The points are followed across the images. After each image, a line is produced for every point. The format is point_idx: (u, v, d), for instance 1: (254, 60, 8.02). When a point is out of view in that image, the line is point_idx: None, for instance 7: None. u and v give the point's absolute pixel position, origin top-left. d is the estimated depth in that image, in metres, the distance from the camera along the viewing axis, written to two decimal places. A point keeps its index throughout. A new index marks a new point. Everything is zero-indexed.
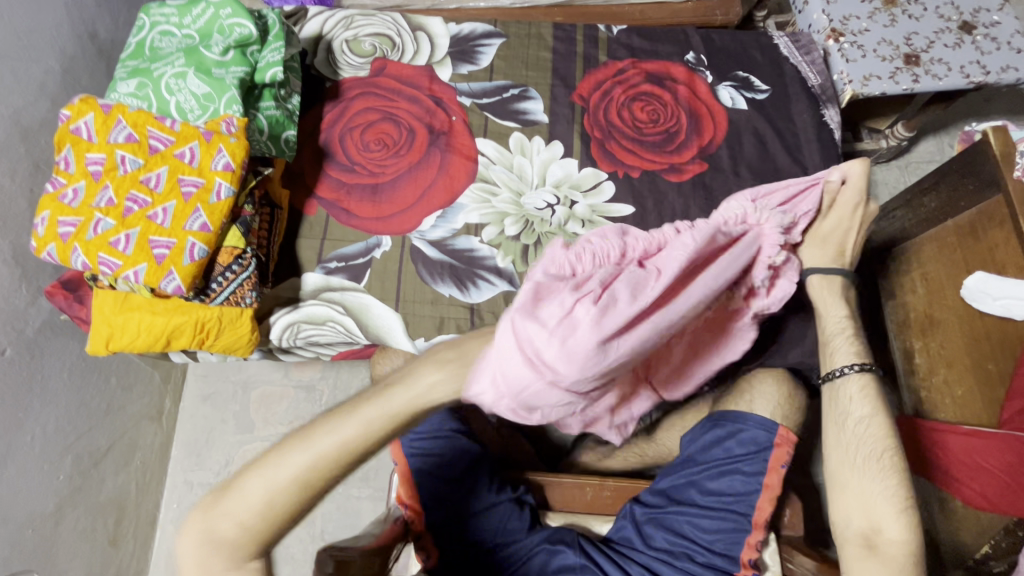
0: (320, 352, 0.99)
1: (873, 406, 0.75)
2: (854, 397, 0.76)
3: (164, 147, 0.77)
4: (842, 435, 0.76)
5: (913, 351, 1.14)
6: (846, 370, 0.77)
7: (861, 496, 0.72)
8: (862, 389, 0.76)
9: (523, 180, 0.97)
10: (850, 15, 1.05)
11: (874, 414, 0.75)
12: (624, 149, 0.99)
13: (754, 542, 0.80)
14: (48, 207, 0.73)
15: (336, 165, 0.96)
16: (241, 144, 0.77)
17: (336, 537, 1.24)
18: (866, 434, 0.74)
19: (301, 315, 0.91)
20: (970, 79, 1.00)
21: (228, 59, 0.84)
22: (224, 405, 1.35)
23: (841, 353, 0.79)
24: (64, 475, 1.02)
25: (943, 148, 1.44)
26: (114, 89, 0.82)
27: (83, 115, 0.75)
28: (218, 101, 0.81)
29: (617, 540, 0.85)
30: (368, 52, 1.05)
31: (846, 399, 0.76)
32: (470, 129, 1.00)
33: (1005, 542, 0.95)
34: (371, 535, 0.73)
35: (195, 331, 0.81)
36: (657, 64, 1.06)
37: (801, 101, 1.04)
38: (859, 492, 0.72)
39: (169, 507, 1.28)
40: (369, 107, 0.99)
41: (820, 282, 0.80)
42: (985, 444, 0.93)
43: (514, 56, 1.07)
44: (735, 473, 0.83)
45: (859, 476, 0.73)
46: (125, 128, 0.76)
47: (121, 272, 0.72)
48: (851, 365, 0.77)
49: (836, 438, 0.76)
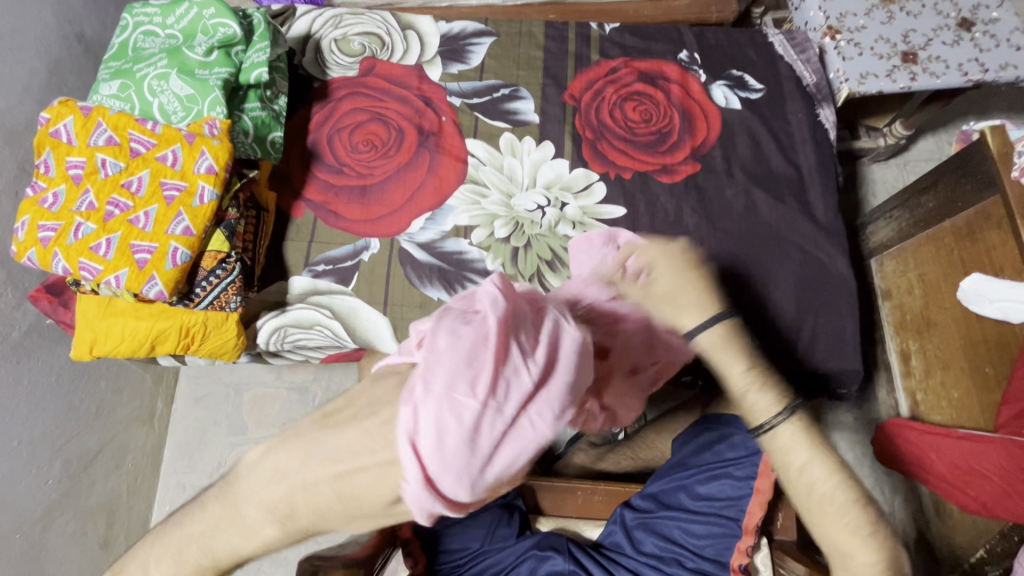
0: (309, 356, 0.98)
1: (820, 450, 0.59)
2: (785, 447, 0.60)
3: (146, 150, 0.76)
4: (791, 486, 0.61)
5: (910, 351, 1.14)
6: (773, 420, 0.60)
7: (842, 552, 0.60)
8: (790, 441, 0.60)
9: (513, 181, 0.96)
10: (846, 13, 1.03)
11: (821, 461, 0.58)
12: (616, 149, 0.98)
13: (744, 548, 0.78)
14: (28, 212, 0.72)
15: (324, 167, 0.95)
16: (224, 147, 0.76)
17: (329, 539, 1.24)
18: (850, 492, 0.58)
19: (287, 319, 0.91)
20: (968, 78, 0.99)
21: (212, 59, 0.83)
22: (216, 406, 1.35)
23: (761, 398, 0.61)
24: (53, 479, 1.02)
25: (942, 146, 1.43)
26: (96, 91, 0.81)
27: (63, 118, 0.74)
28: (201, 103, 0.80)
29: (607, 545, 0.85)
30: (357, 52, 1.04)
31: (790, 449, 0.60)
32: (460, 130, 0.99)
33: (999, 547, 0.94)
34: (357, 543, 0.72)
35: (180, 336, 0.81)
36: (650, 63, 1.04)
37: (796, 100, 1.03)
38: (836, 547, 0.60)
39: (162, 509, 1.28)
40: (357, 107, 0.98)
41: (713, 341, 0.61)
42: (978, 447, 0.93)
43: (505, 55, 1.05)
44: (726, 478, 0.81)
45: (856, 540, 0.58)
46: (106, 131, 0.75)
47: (102, 277, 0.71)
48: (784, 412, 0.60)
49: (796, 494, 0.61)
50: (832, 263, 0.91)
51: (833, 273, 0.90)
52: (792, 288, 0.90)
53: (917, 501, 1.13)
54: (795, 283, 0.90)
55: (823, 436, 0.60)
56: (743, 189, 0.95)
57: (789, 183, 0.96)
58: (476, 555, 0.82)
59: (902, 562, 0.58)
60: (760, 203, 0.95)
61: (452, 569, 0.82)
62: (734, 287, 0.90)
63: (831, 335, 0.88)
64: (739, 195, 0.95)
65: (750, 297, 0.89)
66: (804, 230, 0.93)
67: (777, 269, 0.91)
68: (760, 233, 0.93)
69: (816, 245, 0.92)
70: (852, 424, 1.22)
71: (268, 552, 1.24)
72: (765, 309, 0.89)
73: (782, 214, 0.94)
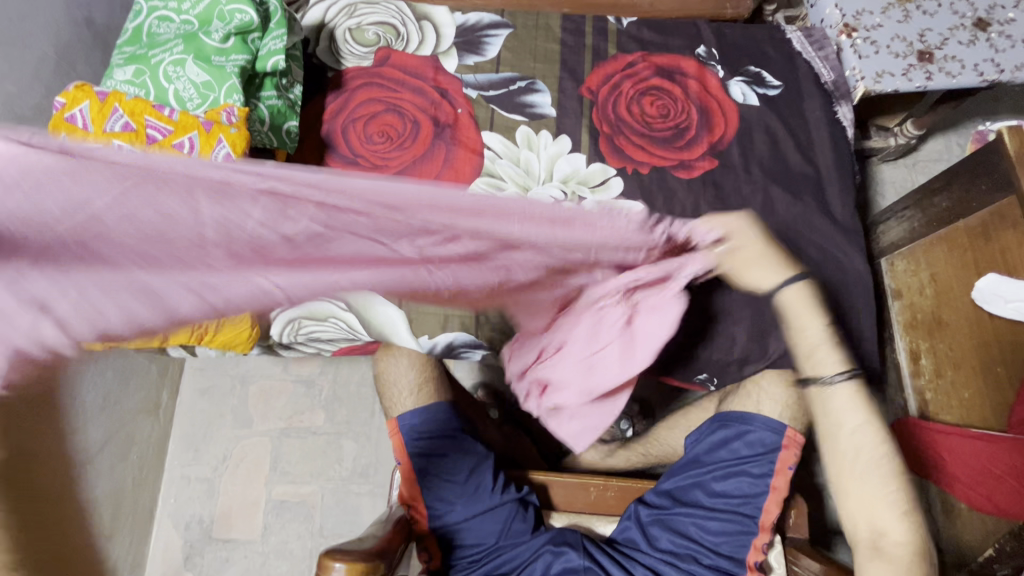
0: (321, 349, 0.97)
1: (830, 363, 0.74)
2: (846, 407, 0.73)
3: (162, 137, 0.74)
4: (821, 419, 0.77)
5: (920, 351, 1.11)
6: (834, 376, 0.73)
7: (846, 475, 0.77)
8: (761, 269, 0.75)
9: (530, 175, 0.95)
10: (864, 10, 1.03)
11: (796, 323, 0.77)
12: (634, 144, 0.97)
13: (760, 545, 0.80)
14: None
15: (338, 157, 0.94)
16: (242, 135, 0.76)
17: (335, 533, 1.23)
18: (874, 429, 0.74)
19: (301, 310, 0.87)
20: (984, 78, 0.99)
21: (228, 46, 0.81)
22: (222, 399, 1.34)
23: (808, 334, 0.76)
24: (60, 471, 1.01)
25: (951, 147, 1.43)
26: (110, 76, 0.80)
27: (78, 103, 0.72)
28: (218, 91, 0.79)
29: (621, 541, 0.84)
30: (372, 41, 1.02)
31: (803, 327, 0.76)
32: (476, 122, 0.98)
33: (1010, 547, 0.94)
34: (375, 537, 0.72)
35: (194, 327, 0.80)
36: (668, 58, 1.03)
37: (813, 97, 1.02)
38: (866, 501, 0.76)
39: (167, 502, 1.27)
40: (373, 98, 0.97)
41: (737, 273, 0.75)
42: (993, 448, 0.93)
43: (522, 48, 1.04)
44: (743, 475, 0.83)
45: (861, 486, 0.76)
46: (122, 117, 0.73)
47: None
48: (842, 374, 0.73)
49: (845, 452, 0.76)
50: (848, 261, 0.91)
51: (849, 271, 0.90)
52: None
53: None
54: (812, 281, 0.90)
55: (869, 402, 0.74)
56: (760, 186, 0.95)
57: (805, 181, 0.96)
58: (492, 550, 0.81)
59: (889, 533, 0.76)
60: (777, 200, 0.94)
61: (468, 564, 0.81)
62: None
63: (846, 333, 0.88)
64: (756, 192, 0.95)
65: None
66: (821, 228, 0.92)
67: None
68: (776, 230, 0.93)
69: (832, 243, 0.92)
70: None
71: (274, 546, 1.23)
72: None
73: (799, 212, 0.93)
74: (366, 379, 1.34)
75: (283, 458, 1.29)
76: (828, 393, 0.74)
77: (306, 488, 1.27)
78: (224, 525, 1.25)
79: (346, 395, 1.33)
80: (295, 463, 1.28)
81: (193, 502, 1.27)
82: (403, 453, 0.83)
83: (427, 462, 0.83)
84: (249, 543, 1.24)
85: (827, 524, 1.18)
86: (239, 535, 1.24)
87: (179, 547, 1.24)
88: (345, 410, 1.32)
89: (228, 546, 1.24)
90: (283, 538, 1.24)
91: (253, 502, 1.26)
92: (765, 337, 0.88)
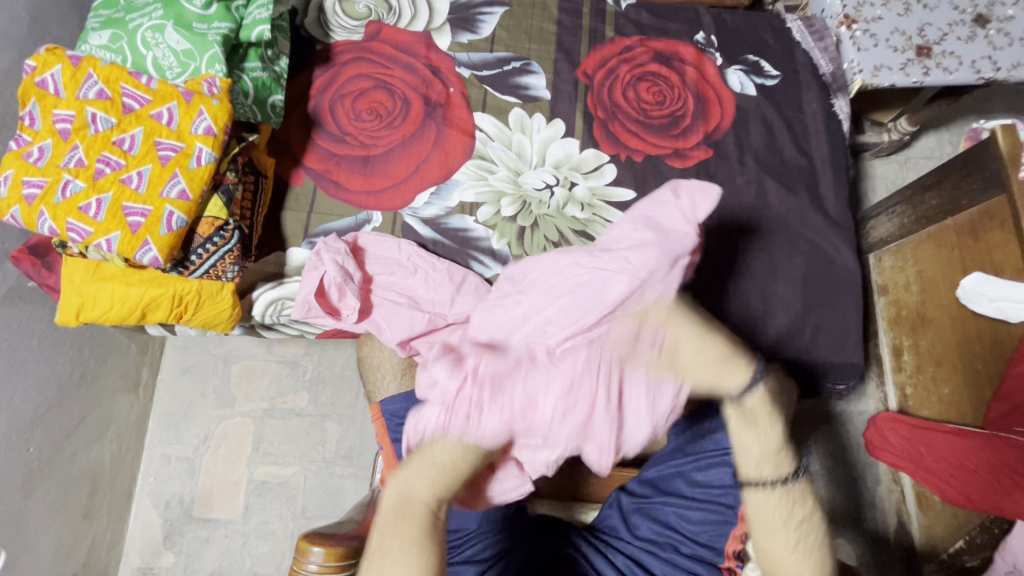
0: (305, 330, 0.93)
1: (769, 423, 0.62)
2: (749, 435, 0.63)
3: (139, 106, 0.72)
4: (751, 486, 0.63)
5: (902, 347, 1.15)
6: None
7: (760, 521, 0.62)
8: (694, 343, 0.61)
9: (522, 159, 0.93)
10: (864, 2, 1.01)
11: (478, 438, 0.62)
12: (628, 130, 0.95)
13: (739, 535, 0.80)
14: (12, 166, 0.67)
15: (325, 134, 0.91)
16: (224, 107, 0.72)
17: (317, 514, 1.23)
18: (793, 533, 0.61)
19: (285, 292, 0.87)
20: (981, 75, 0.98)
21: (211, 13, 0.77)
22: (204, 378, 1.31)
23: (744, 426, 0.63)
24: (34, 448, 0.99)
25: (943, 145, 1.43)
26: (85, 40, 0.76)
27: (50, 66, 0.69)
28: (199, 59, 0.76)
29: (601, 528, 0.86)
30: (363, 15, 0.98)
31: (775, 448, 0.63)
32: (468, 103, 0.95)
33: (980, 540, 0.96)
34: (355, 521, 0.72)
35: (173, 304, 0.77)
36: (666, 44, 1.01)
37: (811, 89, 1.01)
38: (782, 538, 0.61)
39: (146, 480, 1.26)
40: (361, 74, 0.94)
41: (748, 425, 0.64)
42: (966, 443, 0.94)
43: (517, 27, 1.01)
44: (724, 468, 0.82)
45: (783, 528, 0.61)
46: (96, 84, 0.70)
47: (92, 240, 0.68)
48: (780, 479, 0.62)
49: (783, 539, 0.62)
50: (838, 256, 0.91)
51: (838, 266, 0.90)
52: (798, 281, 0.89)
53: (898, 493, 1.16)
54: (802, 275, 0.90)
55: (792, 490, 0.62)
56: (754, 177, 0.94)
57: (800, 174, 0.95)
58: (474, 536, 0.81)
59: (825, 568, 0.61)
60: (771, 192, 0.94)
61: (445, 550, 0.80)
62: (742, 276, 0.89)
63: (834, 328, 0.88)
64: (751, 184, 0.94)
65: (758, 286, 0.89)
66: (814, 222, 0.92)
67: (785, 261, 0.90)
68: (769, 223, 0.92)
69: (824, 237, 0.92)
70: (841, 416, 1.24)
71: (254, 526, 1.23)
72: (771, 300, 0.89)
73: (793, 205, 0.93)
74: (351, 361, 1.32)
75: (265, 440, 1.28)
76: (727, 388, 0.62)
77: (288, 470, 1.26)
78: (204, 505, 1.24)
79: (330, 376, 1.31)
80: (277, 444, 1.27)
81: (172, 482, 1.25)
82: (385, 439, 0.83)
83: None
84: (230, 522, 1.23)
85: None
86: (219, 514, 1.23)
87: (157, 526, 1.23)
88: (329, 392, 1.30)
89: (208, 526, 1.23)
90: (264, 518, 1.23)
91: (233, 483, 1.25)
92: (752, 329, 0.88)
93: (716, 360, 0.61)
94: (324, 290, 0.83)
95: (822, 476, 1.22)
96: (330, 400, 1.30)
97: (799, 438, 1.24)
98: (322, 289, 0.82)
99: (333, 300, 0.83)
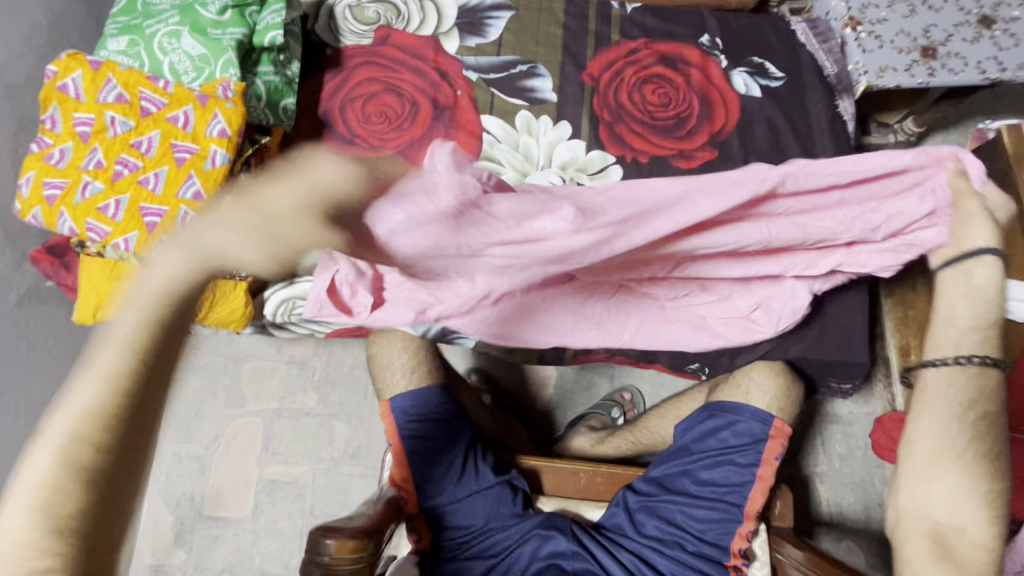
0: (315, 329, 0.96)
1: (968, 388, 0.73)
2: (953, 383, 0.73)
3: (156, 110, 0.73)
4: (958, 429, 0.72)
5: (910, 347, 1.15)
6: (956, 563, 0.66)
7: (937, 457, 0.72)
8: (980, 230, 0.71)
9: (529, 160, 0.95)
10: (869, 4, 1.01)
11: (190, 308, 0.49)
12: (633, 132, 0.96)
13: (745, 532, 0.81)
14: (33, 168, 0.69)
15: (335, 136, 0.93)
16: (238, 110, 0.74)
17: (325, 513, 1.24)
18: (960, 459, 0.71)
19: (296, 291, 0.88)
20: (986, 76, 0.98)
21: (225, 19, 0.79)
22: (214, 377, 1.33)
23: (957, 380, 0.73)
24: None
25: (951, 145, 1.42)
26: (103, 45, 0.78)
27: (71, 72, 0.72)
28: (214, 64, 0.77)
29: (608, 526, 0.84)
30: (372, 20, 1.00)
31: (943, 399, 0.74)
32: (475, 105, 0.97)
33: None
34: (364, 516, 0.73)
35: None
36: (672, 46, 1.02)
37: (816, 90, 1.02)
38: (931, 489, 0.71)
39: (157, 479, 1.27)
40: (371, 77, 0.96)
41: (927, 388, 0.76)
42: None
43: (523, 31, 1.03)
44: (730, 464, 0.83)
45: (927, 482, 0.72)
46: (115, 88, 0.72)
47: (110, 240, 0.69)
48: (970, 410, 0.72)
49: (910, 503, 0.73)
50: None
51: None
52: None
53: None
54: None
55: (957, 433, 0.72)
56: None
57: None
58: (481, 533, 0.82)
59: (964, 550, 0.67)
60: None
61: (457, 545, 0.81)
62: None
63: (840, 327, 0.89)
64: None
65: None
66: None
67: None
68: None
69: None
70: (849, 416, 1.24)
71: (263, 524, 1.24)
72: None
73: None
74: (359, 361, 1.34)
75: (274, 439, 1.29)
76: (931, 374, 0.75)
77: (297, 468, 1.27)
78: (214, 503, 1.25)
79: (338, 376, 1.33)
80: (286, 444, 1.29)
81: (183, 480, 1.27)
82: (393, 435, 0.83)
83: (419, 445, 0.83)
84: (240, 521, 1.24)
85: (812, 515, 1.19)
86: (229, 513, 1.25)
87: (168, 523, 1.24)
88: (337, 392, 1.32)
89: (218, 524, 1.24)
90: (273, 517, 1.25)
91: (243, 481, 1.27)
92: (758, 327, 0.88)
93: (986, 296, 0.72)
94: (335, 287, 0.83)
95: (829, 476, 1.21)
96: (338, 400, 1.31)
97: (805, 439, 1.24)
98: (333, 288, 0.83)
99: (345, 297, 0.84)
